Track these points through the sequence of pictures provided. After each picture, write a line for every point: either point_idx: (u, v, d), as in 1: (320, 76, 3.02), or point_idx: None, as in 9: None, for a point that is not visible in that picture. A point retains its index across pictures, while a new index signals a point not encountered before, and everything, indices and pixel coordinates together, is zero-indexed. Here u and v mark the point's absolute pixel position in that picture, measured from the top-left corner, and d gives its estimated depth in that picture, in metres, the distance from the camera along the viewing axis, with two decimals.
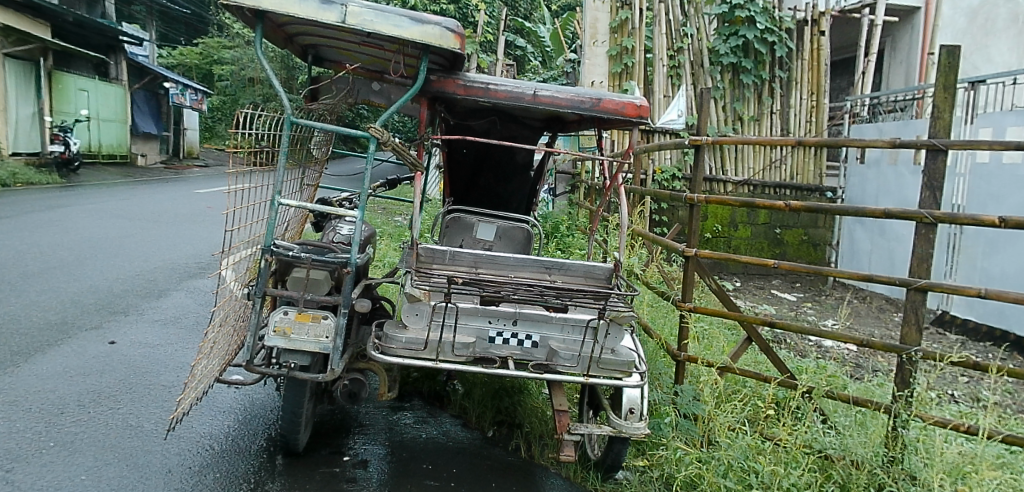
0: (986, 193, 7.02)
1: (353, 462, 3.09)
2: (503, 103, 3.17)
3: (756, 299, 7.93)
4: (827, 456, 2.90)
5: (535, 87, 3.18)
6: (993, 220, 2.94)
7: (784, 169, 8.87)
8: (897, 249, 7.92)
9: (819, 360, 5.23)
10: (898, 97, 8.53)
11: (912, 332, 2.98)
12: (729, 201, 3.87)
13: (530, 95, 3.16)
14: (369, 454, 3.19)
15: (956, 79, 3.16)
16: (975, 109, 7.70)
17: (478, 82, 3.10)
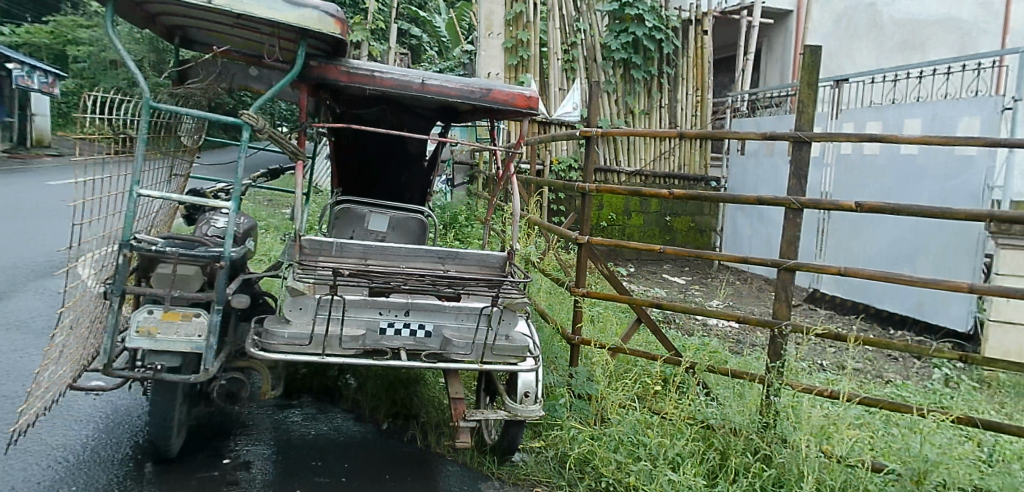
0: (849, 181, 7.70)
1: (233, 464, 2.95)
2: (390, 91, 3.11)
3: (648, 283, 8.31)
4: (709, 426, 3.10)
5: (422, 75, 3.13)
6: (849, 205, 3.22)
7: (672, 160, 9.32)
8: (773, 234, 8.52)
9: (704, 338, 5.58)
10: (773, 93, 9.14)
11: (783, 307, 3.22)
12: (618, 189, 4.00)
13: (418, 84, 3.12)
14: (252, 455, 3.05)
15: (818, 77, 3.44)
16: (839, 105, 8.41)
17: (362, 69, 3.02)
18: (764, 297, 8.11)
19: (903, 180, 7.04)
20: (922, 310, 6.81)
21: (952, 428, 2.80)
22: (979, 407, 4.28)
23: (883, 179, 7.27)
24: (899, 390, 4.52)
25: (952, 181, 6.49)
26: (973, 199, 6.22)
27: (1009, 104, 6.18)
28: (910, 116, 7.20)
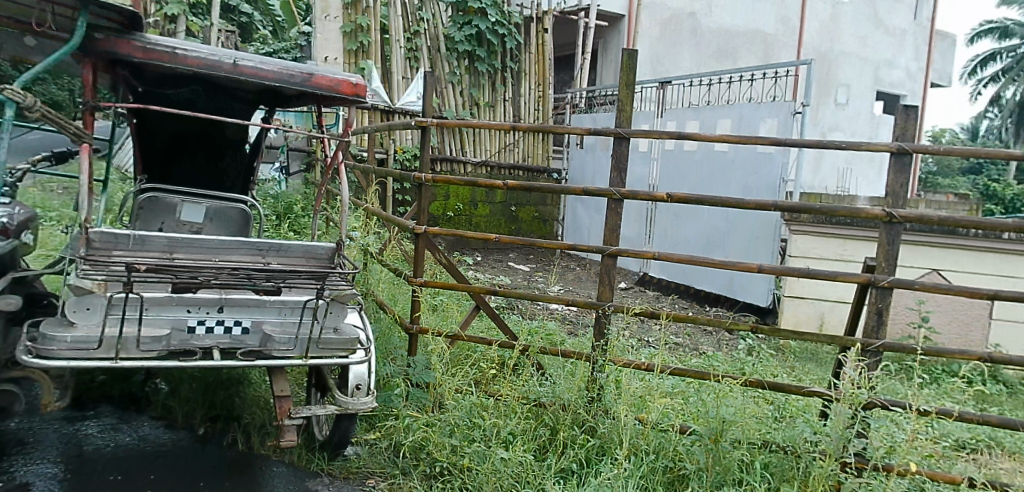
0: (671, 175, 8.40)
1: (8, 488, 2.62)
2: (196, 71, 2.88)
3: (494, 271, 8.50)
4: (540, 404, 3.25)
5: (234, 56, 2.94)
6: (662, 196, 3.52)
7: (516, 151, 9.55)
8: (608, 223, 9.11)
9: (544, 321, 5.85)
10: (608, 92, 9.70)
11: (606, 290, 3.44)
12: (454, 179, 4.01)
13: (229, 64, 2.93)
14: (32, 475, 2.72)
15: (635, 78, 3.70)
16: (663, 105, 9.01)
17: (160, 46, 2.78)
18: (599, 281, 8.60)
19: (715, 174, 7.83)
20: (732, 289, 7.61)
21: (745, 388, 3.18)
22: (775, 371, 4.91)
23: (700, 172, 8.01)
24: (710, 359, 5.07)
25: (755, 174, 7.35)
26: (772, 190, 7.12)
27: (800, 109, 7.10)
28: (721, 117, 8.01)
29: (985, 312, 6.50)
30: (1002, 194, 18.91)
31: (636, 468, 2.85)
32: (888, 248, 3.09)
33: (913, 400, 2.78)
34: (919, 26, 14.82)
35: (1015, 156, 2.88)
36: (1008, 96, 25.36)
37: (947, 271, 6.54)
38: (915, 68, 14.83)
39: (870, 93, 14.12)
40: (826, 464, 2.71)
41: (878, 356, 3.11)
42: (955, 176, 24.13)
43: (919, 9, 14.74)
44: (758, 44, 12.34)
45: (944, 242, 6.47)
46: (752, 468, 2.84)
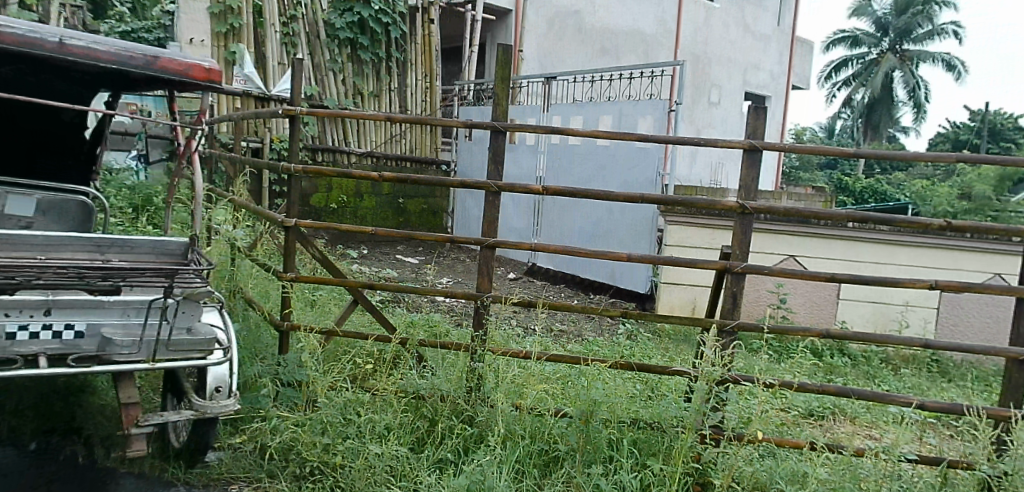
0: (556, 167, 8.61)
1: None
2: (12, 49, 2.59)
3: (381, 264, 8.33)
4: (419, 396, 3.21)
5: (60, 33, 2.68)
6: (538, 189, 3.60)
7: (403, 142, 9.35)
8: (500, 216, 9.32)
9: (430, 313, 5.81)
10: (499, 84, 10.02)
11: (485, 282, 3.46)
12: (328, 170, 3.84)
13: (54, 43, 2.66)
14: None
15: (511, 71, 3.74)
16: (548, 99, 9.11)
17: None
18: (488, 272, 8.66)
19: (596, 168, 8.12)
20: (614, 278, 7.94)
21: (617, 371, 3.34)
22: (651, 353, 5.18)
23: (583, 166, 8.28)
24: (592, 345, 5.24)
25: (631, 168, 7.71)
26: (648, 184, 7.47)
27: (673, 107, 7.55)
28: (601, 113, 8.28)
29: (833, 293, 7.18)
30: (853, 187, 21.03)
31: (512, 453, 2.90)
32: (741, 237, 3.31)
33: (762, 373, 3.01)
34: (782, 33, 16.07)
35: (852, 155, 3.19)
36: (857, 100, 28.00)
37: (801, 257, 7.19)
38: (778, 72, 16.10)
39: (739, 93, 15.17)
40: (687, 436, 2.87)
41: (734, 334, 3.29)
42: (813, 171, 26.49)
43: (781, 17, 15.96)
44: (638, 44, 12.89)
45: (799, 231, 7.12)
46: (621, 445, 2.98)
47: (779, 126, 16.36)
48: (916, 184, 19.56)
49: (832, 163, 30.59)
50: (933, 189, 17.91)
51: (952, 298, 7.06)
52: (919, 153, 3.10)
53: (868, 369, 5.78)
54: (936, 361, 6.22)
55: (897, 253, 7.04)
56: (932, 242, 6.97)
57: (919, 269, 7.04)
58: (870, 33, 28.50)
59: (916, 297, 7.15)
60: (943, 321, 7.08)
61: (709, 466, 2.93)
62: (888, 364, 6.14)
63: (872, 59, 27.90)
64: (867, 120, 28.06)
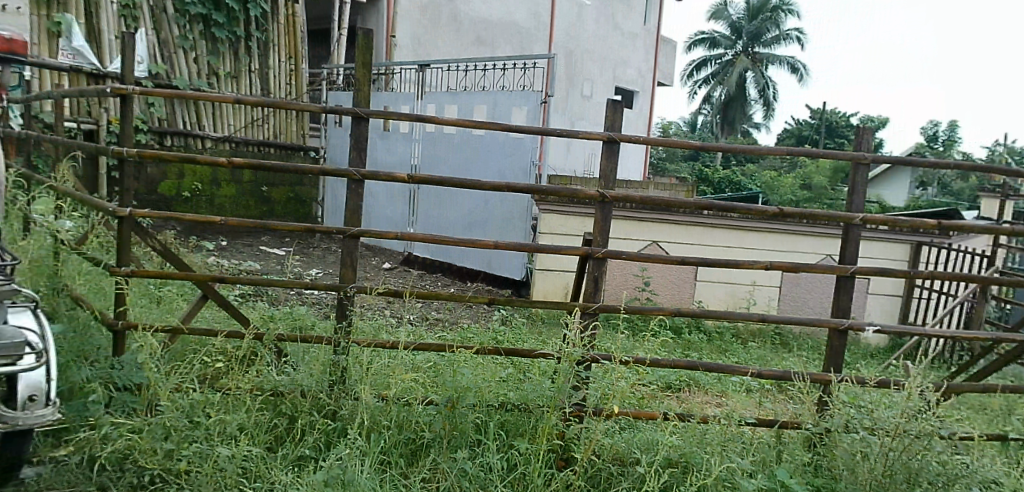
0: (430, 156, 8.51)
1: None
2: None
3: (241, 256, 7.83)
4: (277, 393, 3.04)
5: None
6: (403, 177, 3.35)
7: (266, 127, 8.85)
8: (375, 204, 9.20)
9: (293, 307, 5.54)
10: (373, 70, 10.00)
11: (348, 272, 3.21)
12: (167, 155, 3.46)
13: None
14: None
15: (372, 58, 3.56)
16: (423, 86, 8.83)
17: None
18: (362, 262, 8.34)
19: (469, 157, 8.12)
20: (491, 267, 8.03)
21: (490, 358, 3.32)
22: (525, 338, 5.26)
23: (457, 155, 8.22)
24: (466, 333, 5.24)
25: (505, 157, 7.78)
26: (523, 173, 7.56)
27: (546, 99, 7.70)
28: (476, 103, 8.23)
29: (691, 275, 7.70)
30: (712, 178, 22.24)
31: (375, 444, 2.81)
32: (602, 226, 3.25)
33: (617, 351, 2.93)
34: (648, 31, 16.86)
35: (706, 149, 3.34)
36: (715, 97, 30.15)
37: (664, 241, 7.62)
38: (645, 68, 16.91)
39: (609, 87, 15.75)
40: (552, 414, 2.84)
41: (595, 317, 3.19)
42: (677, 162, 28.16)
43: (647, 15, 16.72)
44: (512, 35, 12.99)
45: (663, 218, 7.54)
46: (488, 428, 2.97)
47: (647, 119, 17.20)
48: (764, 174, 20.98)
49: (693, 155, 32.66)
50: (779, 182, 19.70)
51: (792, 277, 7.80)
52: (764, 146, 3.31)
53: (720, 343, 6.27)
54: (779, 334, 6.86)
55: (746, 236, 7.68)
56: (774, 227, 7.66)
57: (764, 251, 7.72)
58: (727, 35, 30.61)
59: (763, 277, 7.78)
60: (784, 298, 7.80)
61: (572, 441, 2.89)
62: (738, 338, 6.69)
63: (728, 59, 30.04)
64: (724, 117, 30.23)
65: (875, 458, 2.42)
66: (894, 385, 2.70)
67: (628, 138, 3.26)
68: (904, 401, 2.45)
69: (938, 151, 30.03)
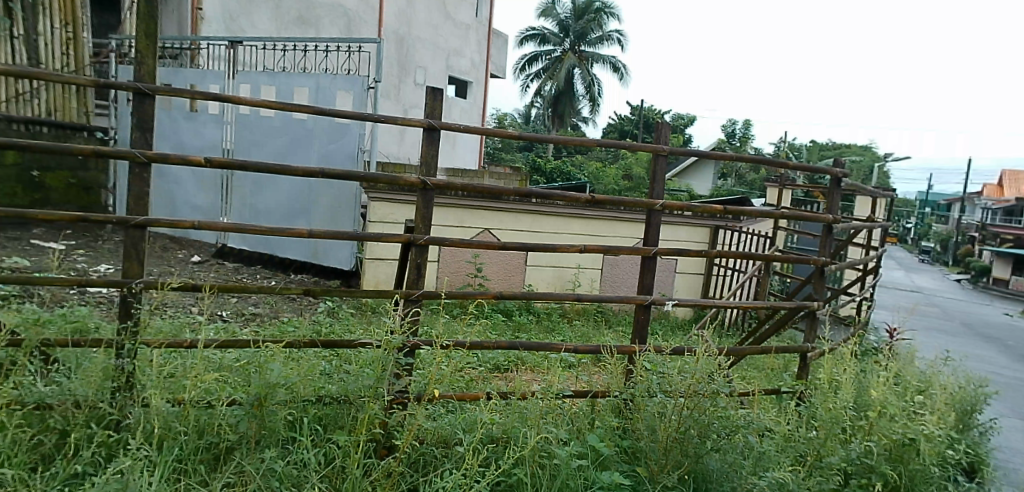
0: (246, 140, 7.80)
1: None
2: None
3: (6, 252, 6.68)
4: (43, 407, 2.53)
5: None
6: (198, 159, 2.56)
7: (37, 103, 7.66)
8: (174, 192, 8.00)
9: (71, 308, 4.82)
10: (172, 45, 8.97)
11: (135, 265, 2.68)
12: None
13: None
14: None
15: (158, 20, 2.75)
16: (235, 66, 7.94)
17: None
18: (165, 254, 7.37)
19: (289, 141, 7.60)
20: (317, 258, 7.63)
21: (317, 349, 3.06)
22: (351, 329, 5.06)
23: (276, 140, 7.65)
24: (287, 326, 4.94)
25: (330, 143, 7.45)
26: (350, 160, 7.32)
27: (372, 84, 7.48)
28: (297, 86, 7.67)
29: (521, 260, 7.93)
30: (544, 168, 22.86)
31: (166, 454, 2.24)
32: (423, 211, 2.64)
33: (438, 336, 2.55)
34: (479, 23, 16.99)
35: (531, 141, 3.37)
36: (545, 91, 31.26)
37: (494, 229, 7.76)
38: (477, 60, 17.05)
39: (442, 76, 15.67)
40: (372, 404, 2.43)
41: (419, 305, 2.65)
42: (511, 153, 28.85)
43: (478, 7, 16.86)
44: (341, 18, 12.36)
45: (491, 206, 7.66)
46: (302, 425, 2.45)
47: (480, 110, 17.39)
48: (591, 165, 22.01)
49: (526, 146, 33.69)
50: (604, 172, 20.91)
51: (612, 260, 8.32)
52: (581, 137, 3.42)
53: (548, 323, 6.52)
54: (601, 311, 7.26)
55: (571, 223, 8.09)
56: (596, 214, 8.13)
57: (585, 236, 8.16)
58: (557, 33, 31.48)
59: (586, 260, 8.22)
60: (605, 279, 8.31)
61: (397, 428, 2.51)
62: (564, 317, 7.01)
63: (557, 55, 31.19)
64: (555, 110, 31.57)
65: (671, 417, 2.59)
66: (688, 352, 2.99)
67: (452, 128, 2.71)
68: (694, 366, 2.69)
69: (736, 147, 33.75)
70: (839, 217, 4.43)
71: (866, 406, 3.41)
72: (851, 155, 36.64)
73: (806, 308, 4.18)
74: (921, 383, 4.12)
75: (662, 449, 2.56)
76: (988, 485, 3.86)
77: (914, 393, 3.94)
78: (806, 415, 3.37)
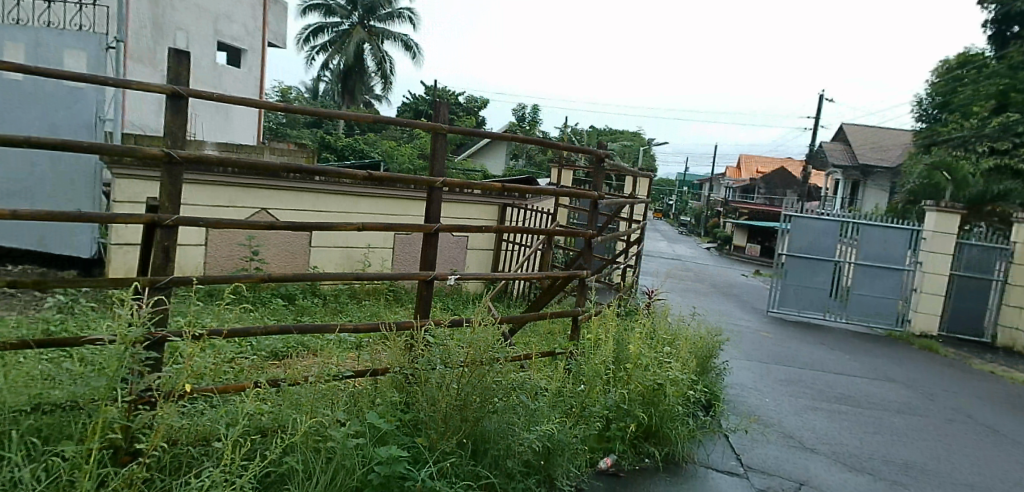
0: None
1: None
2: None
3: None
4: None
5: None
6: None
7: None
8: None
9: None
10: None
11: None
12: None
13: None
14: None
15: None
16: None
17: None
18: None
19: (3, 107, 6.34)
20: (44, 245, 6.51)
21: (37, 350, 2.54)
22: (94, 323, 4.43)
23: None
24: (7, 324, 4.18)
25: (59, 111, 6.40)
26: (87, 130, 6.39)
27: (112, 44, 6.53)
28: (10, 41, 6.38)
29: (306, 241, 7.57)
30: (335, 145, 21.85)
31: None
32: (170, 189, 2.34)
33: (190, 324, 2.24)
34: None
35: (312, 115, 3.11)
36: (333, 65, 29.78)
37: (272, 209, 7.28)
38: (252, 26, 15.66)
39: (209, 41, 14.23)
40: (108, 407, 2.01)
41: (167, 300, 2.35)
42: (296, 129, 27.14)
43: None
44: None
45: (269, 185, 7.18)
46: (14, 439, 2.00)
47: (257, 79, 16.12)
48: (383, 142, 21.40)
49: (314, 123, 32.01)
50: (398, 151, 20.63)
51: (403, 238, 8.27)
52: (362, 113, 3.22)
53: (334, 305, 6.30)
54: (392, 290, 7.19)
55: (360, 202, 7.91)
56: (384, 193, 8.02)
57: (373, 215, 8.01)
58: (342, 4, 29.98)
59: (377, 240, 8.09)
60: (397, 257, 8.24)
61: (141, 432, 2.15)
62: (352, 298, 6.83)
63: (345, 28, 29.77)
64: (344, 85, 30.37)
65: (451, 386, 2.65)
66: (467, 323, 3.11)
67: (204, 92, 2.44)
68: (473, 335, 2.78)
69: (525, 130, 35.38)
70: (603, 194, 4.85)
71: (625, 359, 3.84)
72: (622, 140, 40.37)
73: (578, 277, 4.53)
74: (670, 336, 4.71)
75: (441, 418, 2.60)
76: (719, 416, 4.55)
77: (664, 345, 4.49)
78: (575, 371, 3.69)
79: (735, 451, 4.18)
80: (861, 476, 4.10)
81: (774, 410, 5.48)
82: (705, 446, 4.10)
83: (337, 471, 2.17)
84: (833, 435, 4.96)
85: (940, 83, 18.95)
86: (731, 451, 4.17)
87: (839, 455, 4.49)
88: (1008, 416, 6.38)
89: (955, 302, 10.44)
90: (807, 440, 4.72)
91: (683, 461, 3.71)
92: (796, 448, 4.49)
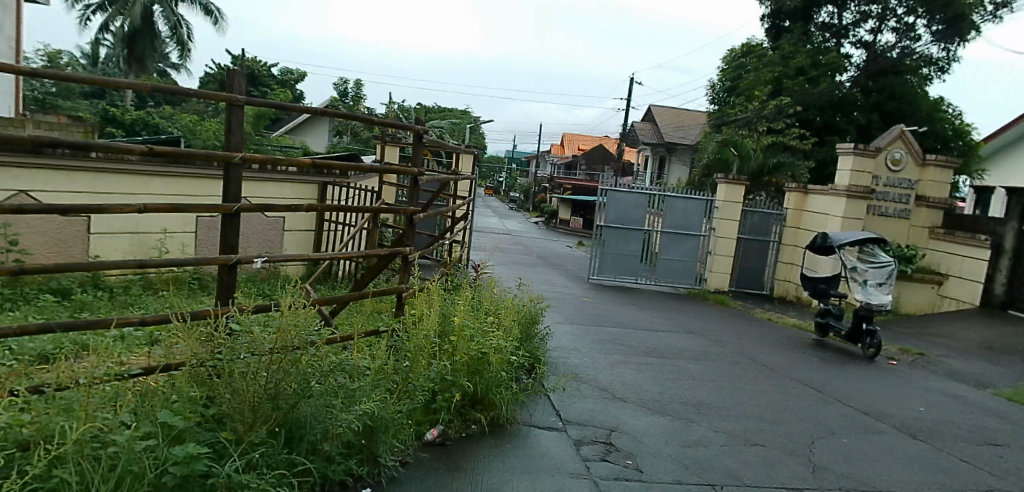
0: None
1: None
2: None
3: None
4: None
5: None
6: None
7: None
8: None
9: None
10: None
11: None
12: None
13: None
14: None
15: None
16: None
17: None
18: None
19: None
20: None
21: None
22: None
23: None
24: None
25: None
26: None
27: None
28: None
29: (83, 228, 6.65)
30: (122, 118, 19.35)
31: None
32: None
33: None
34: None
35: (96, 84, 2.66)
36: (115, 27, 26.20)
37: (36, 191, 6.29)
38: None
39: None
40: None
41: None
42: (70, 100, 23.57)
43: None
44: None
45: (30, 161, 6.18)
46: None
47: (14, 41, 13.72)
48: (183, 116, 19.39)
49: (95, 93, 28.07)
50: (201, 126, 18.73)
51: (207, 221, 7.68)
52: (160, 85, 2.82)
53: (124, 298, 5.61)
54: (196, 278, 6.60)
55: (152, 182, 7.16)
56: (181, 171, 7.35)
57: (168, 197, 7.29)
58: None
59: (174, 224, 7.40)
60: (200, 241, 7.65)
61: None
62: (147, 289, 6.15)
63: None
64: (130, 51, 26.90)
65: (261, 375, 2.47)
66: (276, 308, 2.93)
67: None
68: (281, 319, 2.61)
69: (347, 106, 34.00)
70: (424, 169, 4.80)
71: (449, 331, 3.85)
72: (448, 118, 40.39)
73: (400, 254, 4.45)
74: (494, 306, 4.81)
75: (249, 409, 2.43)
76: (541, 379, 4.79)
77: (488, 315, 4.59)
78: (399, 347, 3.63)
79: (555, 408, 4.43)
80: (662, 418, 4.55)
81: (590, 367, 5.86)
82: (528, 407, 4.30)
83: (123, 478, 1.97)
84: (640, 385, 5.44)
85: (729, 69, 21.28)
86: (551, 408, 4.42)
87: (644, 402, 4.95)
88: (780, 355, 7.45)
89: (742, 262, 11.94)
90: (617, 391, 5.14)
91: (506, 423, 3.87)
92: (607, 399, 4.88)
